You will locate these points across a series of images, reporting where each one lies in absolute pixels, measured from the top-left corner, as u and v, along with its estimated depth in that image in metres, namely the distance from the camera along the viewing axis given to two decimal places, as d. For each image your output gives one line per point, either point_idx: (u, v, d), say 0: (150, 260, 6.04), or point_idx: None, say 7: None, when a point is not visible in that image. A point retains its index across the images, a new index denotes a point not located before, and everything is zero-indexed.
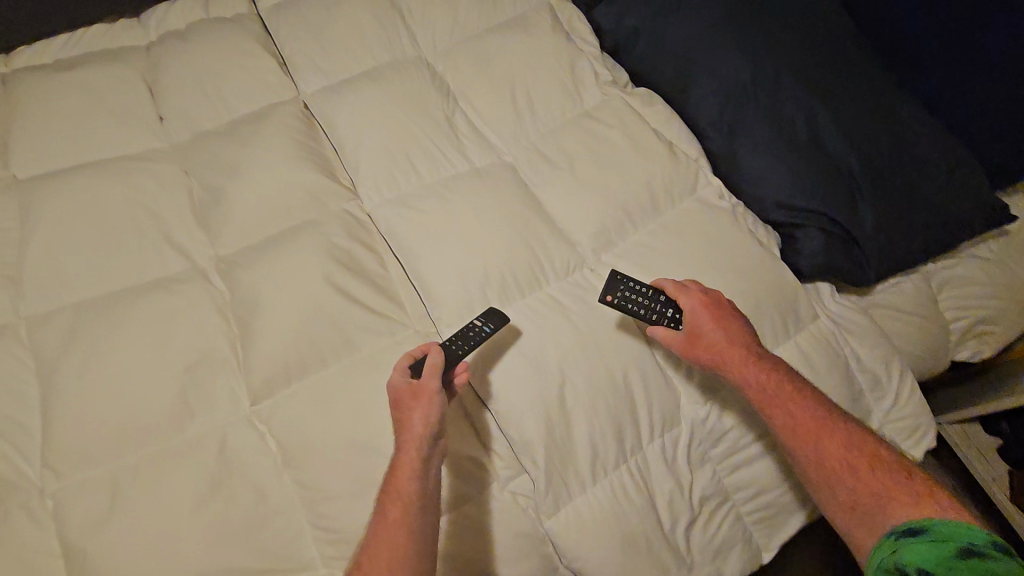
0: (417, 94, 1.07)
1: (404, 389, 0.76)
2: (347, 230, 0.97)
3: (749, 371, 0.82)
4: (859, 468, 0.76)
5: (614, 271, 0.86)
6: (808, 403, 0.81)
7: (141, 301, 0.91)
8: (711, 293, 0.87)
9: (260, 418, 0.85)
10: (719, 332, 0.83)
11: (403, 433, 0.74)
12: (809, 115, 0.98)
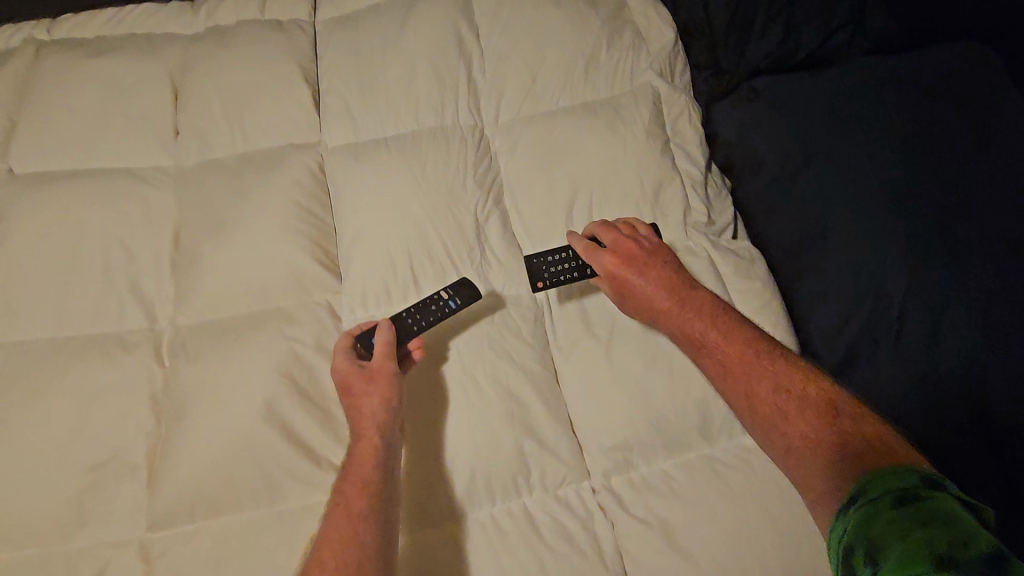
0: (452, 180, 0.85)
1: (353, 369, 0.70)
2: (319, 343, 0.79)
3: (666, 313, 0.72)
4: (795, 408, 0.60)
5: (528, 255, 0.77)
6: (731, 344, 0.67)
7: (73, 363, 0.79)
8: (626, 241, 0.76)
9: (150, 553, 0.72)
10: (636, 272, 0.73)
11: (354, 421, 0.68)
12: (976, 375, 0.67)
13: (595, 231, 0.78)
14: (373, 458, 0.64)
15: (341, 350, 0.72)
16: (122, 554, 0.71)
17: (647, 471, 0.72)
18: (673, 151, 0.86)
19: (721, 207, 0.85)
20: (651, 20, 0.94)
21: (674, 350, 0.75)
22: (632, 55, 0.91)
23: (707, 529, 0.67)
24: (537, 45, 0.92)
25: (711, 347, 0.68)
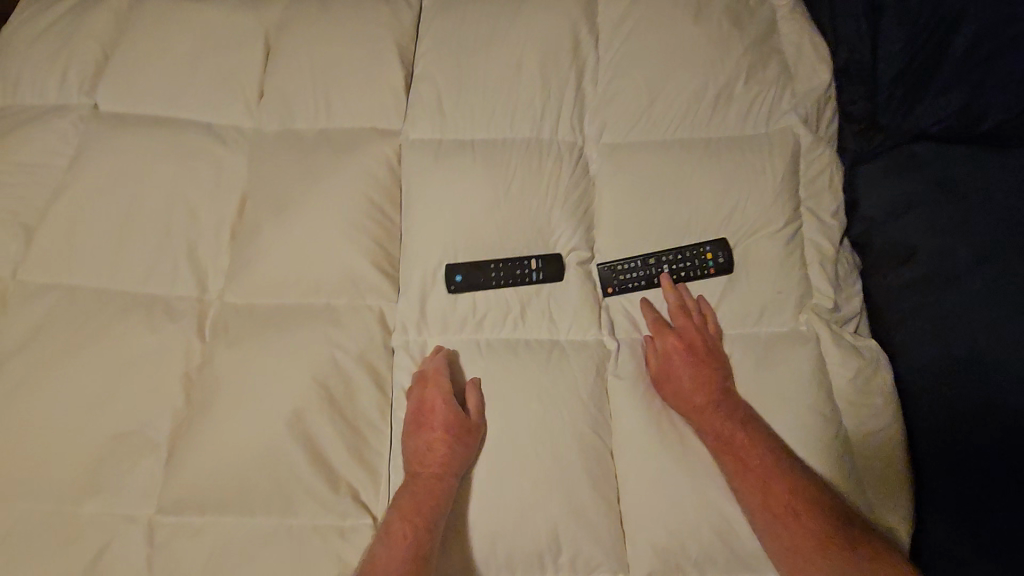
0: (538, 202, 0.76)
1: (445, 410, 0.65)
2: (361, 354, 0.73)
3: (703, 406, 0.64)
4: (818, 532, 0.55)
5: (601, 262, 0.75)
6: (764, 453, 0.61)
7: (118, 321, 0.77)
8: (680, 319, 0.70)
9: (155, 536, 0.68)
10: (687, 357, 0.67)
11: (420, 461, 0.64)
12: None
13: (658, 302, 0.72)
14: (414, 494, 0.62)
15: (434, 384, 0.67)
16: (128, 530, 0.69)
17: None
18: (802, 217, 0.73)
19: (848, 295, 0.71)
20: (801, 56, 0.80)
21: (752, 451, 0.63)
22: (771, 95, 0.78)
23: None
24: (662, 66, 0.80)
25: (742, 450, 0.61)
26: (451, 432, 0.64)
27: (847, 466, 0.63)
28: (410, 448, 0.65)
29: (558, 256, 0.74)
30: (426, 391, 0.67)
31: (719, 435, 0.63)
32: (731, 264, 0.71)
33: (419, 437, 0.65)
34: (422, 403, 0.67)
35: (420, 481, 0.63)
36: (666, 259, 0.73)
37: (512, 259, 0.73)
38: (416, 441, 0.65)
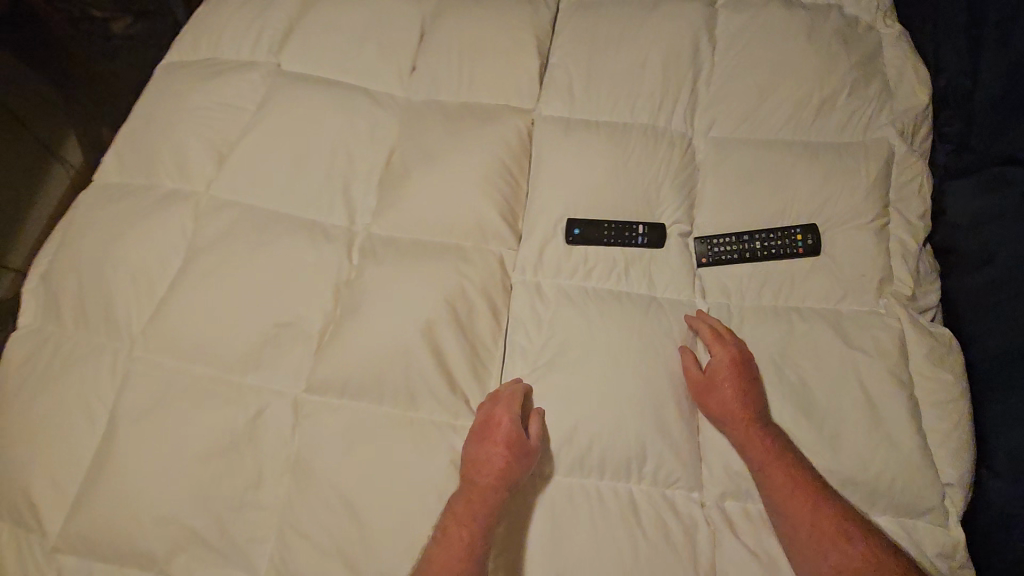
0: (649, 178, 0.88)
1: (508, 430, 0.70)
2: (484, 286, 0.86)
3: (747, 420, 0.69)
4: (851, 545, 0.62)
5: (698, 236, 0.85)
6: (800, 466, 0.67)
7: (285, 236, 0.93)
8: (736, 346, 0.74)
9: (301, 409, 0.83)
10: (734, 374, 0.72)
11: (473, 480, 0.69)
12: None
13: (716, 326, 0.77)
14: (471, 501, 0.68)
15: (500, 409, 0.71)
16: (280, 402, 0.83)
17: (766, 513, 0.70)
18: (890, 217, 0.82)
19: (926, 290, 0.79)
20: (902, 79, 0.89)
21: (827, 403, 0.70)
22: (871, 109, 0.87)
23: None
24: (771, 75, 0.91)
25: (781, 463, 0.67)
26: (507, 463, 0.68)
27: (912, 428, 0.68)
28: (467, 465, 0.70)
29: (663, 225, 0.85)
30: (494, 407, 0.72)
31: (763, 445, 0.68)
32: (819, 247, 0.81)
33: (474, 457, 0.70)
34: (483, 426, 0.71)
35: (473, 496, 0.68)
36: (759, 237, 0.82)
37: (623, 221, 0.85)
38: (473, 460, 0.70)
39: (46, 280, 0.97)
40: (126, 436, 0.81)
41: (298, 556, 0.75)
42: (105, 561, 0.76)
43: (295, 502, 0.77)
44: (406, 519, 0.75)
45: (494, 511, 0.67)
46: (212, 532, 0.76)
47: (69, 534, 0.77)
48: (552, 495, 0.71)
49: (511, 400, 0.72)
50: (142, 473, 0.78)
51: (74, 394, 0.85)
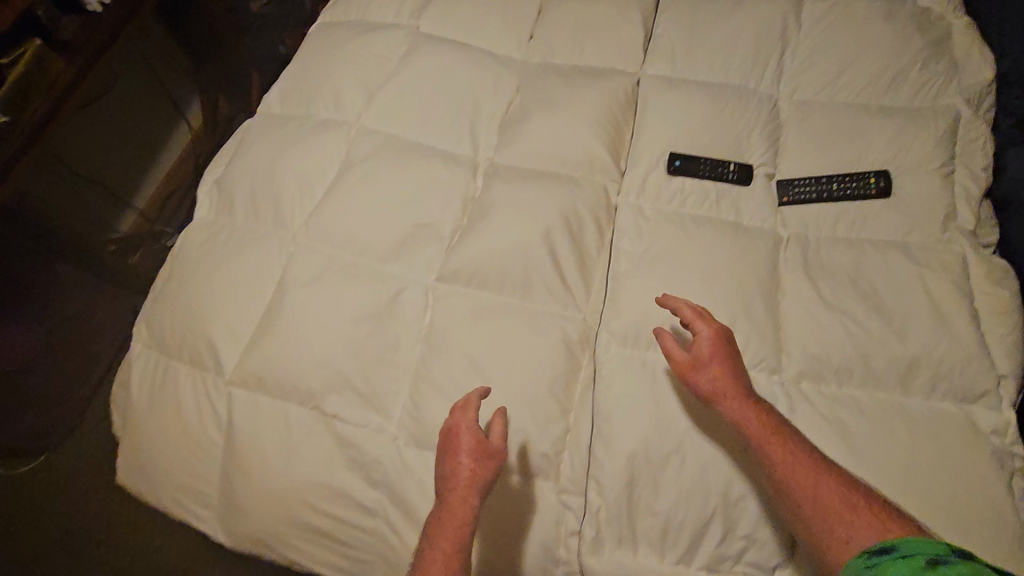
0: (740, 128, 1.02)
1: (471, 440, 0.77)
2: (593, 207, 1.02)
3: (735, 397, 0.74)
4: (856, 514, 0.64)
5: (781, 179, 0.99)
6: (788, 437, 0.71)
7: (422, 159, 1.11)
8: (714, 326, 0.78)
9: (434, 292, 0.98)
10: (717, 355, 0.76)
11: (450, 481, 0.76)
12: None
13: (698, 307, 0.81)
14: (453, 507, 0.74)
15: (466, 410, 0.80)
16: (416, 286, 0.99)
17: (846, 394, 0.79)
18: (953, 166, 0.95)
19: (985, 231, 0.91)
20: (970, 60, 1.03)
21: (896, 307, 0.82)
22: (940, 82, 1.01)
23: (883, 441, 0.75)
24: (852, 49, 1.05)
25: (774, 437, 0.71)
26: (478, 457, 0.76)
27: (972, 329, 0.79)
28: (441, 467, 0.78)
29: (751, 166, 1.00)
30: (455, 419, 0.79)
31: (752, 419, 0.72)
32: (891, 189, 0.94)
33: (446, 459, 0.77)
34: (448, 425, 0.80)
35: (452, 497, 0.75)
36: (835, 179, 0.96)
37: (716, 160, 1.00)
38: (445, 464, 0.77)
39: (221, 184, 1.16)
40: (290, 298, 0.97)
41: (430, 404, 0.90)
42: (271, 396, 0.93)
43: (428, 364, 0.92)
44: (520, 380, 0.88)
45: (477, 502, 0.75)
46: (359, 379, 0.92)
47: (242, 372, 0.94)
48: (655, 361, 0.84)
49: (470, 400, 0.81)
50: (303, 327, 0.95)
51: (247, 267, 1.03)
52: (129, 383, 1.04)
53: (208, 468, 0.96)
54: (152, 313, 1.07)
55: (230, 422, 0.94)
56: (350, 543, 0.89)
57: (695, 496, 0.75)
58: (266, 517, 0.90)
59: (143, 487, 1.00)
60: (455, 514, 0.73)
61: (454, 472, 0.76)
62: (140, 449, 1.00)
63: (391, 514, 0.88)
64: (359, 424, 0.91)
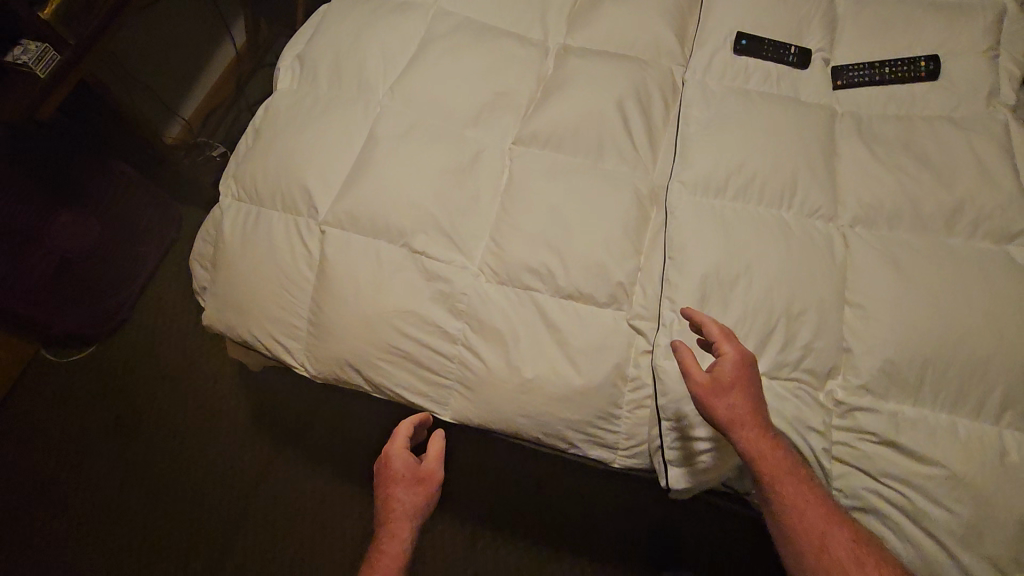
0: (800, 19, 1.10)
1: (403, 468, 0.94)
2: (660, 84, 1.09)
3: (754, 432, 0.75)
4: (859, 568, 0.70)
5: (837, 66, 1.05)
6: (797, 478, 0.75)
7: (497, 38, 1.16)
8: (739, 351, 0.77)
9: (510, 154, 1.06)
10: (741, 383, 0.76)
11: (388, 509, 0.92)
12: None
13: (723, 327, 0.79)
14: (395, 534, 0.90)
15: (396, 437, 0.95)
16: (494, 148, 1.07)
17: (898, 235, 0.88)
18: (997, 54, 1.03)
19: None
20: None
21: (942, 164, 0.91)
22: None
23: (930, 270, 0.83)
24: None
25: (785, 476, 0.75)
26: (405, 484, 0.92)
27: (1012, 182, 0.88)
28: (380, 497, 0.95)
29: (809, 50, 1.07)
30: (390, 447, 0.96)
31: (766, 456, 0.75)
32: (938, 73, 1.01)
33: (383, 489, 0.94)
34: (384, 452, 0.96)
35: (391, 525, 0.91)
36: (888, 64, 1.02)
37: (780, 43, 1.07)
38: (382, 493, 0.94)
39: (302, 59, 1.23)
40: (379, 153, 1.05)
41: (510, 244, 0.98)
42: (363, 234, 1.02)
43: (508, 212, 1.00)
44: (595, 225, 0.96)
45: (412, 525, 0.91)
46: (443, 223, 1.00)
47: (336, 212, 1.02)
48: (723, 206, 0.93)
49: (400, 429, 0.96)
50: (391, 177, 1.03)
51: (334, 127, 1.10)
52: (222, 230, 1.13)
53: (298, 302, 1.05)
54: (242, 169, 1.14)
55: (322, 257, 1.03)
56: (432, 369, 0.98)
57: (760, 311, 0.84)
58: (354, 341, 0.99)
59: (236, 322, 1.09)
60: (396, 533, 0.90)
61: (389, 502, 0.93)
62: (233, 287, 1.09)
63: (472, 339, 0.97)
64: (443, 261, 0.99)
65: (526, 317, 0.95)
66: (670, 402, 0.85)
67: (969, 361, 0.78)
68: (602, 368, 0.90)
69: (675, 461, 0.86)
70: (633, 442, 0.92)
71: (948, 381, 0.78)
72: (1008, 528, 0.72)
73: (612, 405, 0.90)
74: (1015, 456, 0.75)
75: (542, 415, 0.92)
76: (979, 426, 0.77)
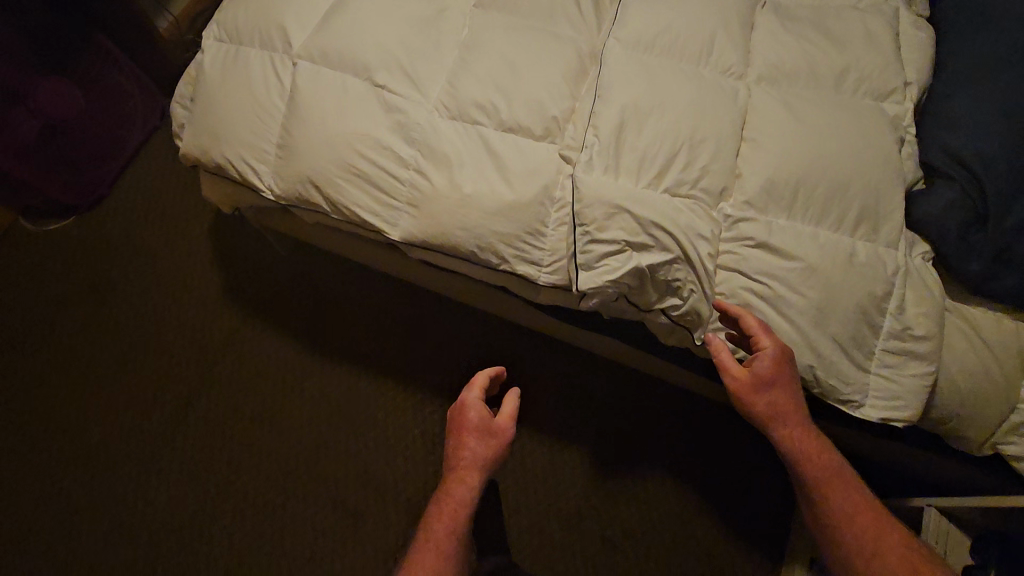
0: None
1: (478, 420, 1.02)
2: None
3: (788, 424, 0.88)
4: (892, 555, 0.83)
5: None
6: (835, 473, 0.89)
7: None
8: (778, 348, 0.86)
9: (470, 14, 1.16)
10: (775, 380, 0.87)
11: (459, 455, 1.00)
12: None
13: (765, 323, 0.88)
14: (467, 476, 0.98)
15: (471, 391, 1.05)
16: (455, 7, 1.17)
17: (795, 91, 1.01)
18: None
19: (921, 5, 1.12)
20: None
21: (840, 36, 1.04)
22: None
23: (815, 115, 0.97)
24: None
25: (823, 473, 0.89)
26: (479, 434, 1.00)
27: (893, 55, 1.02)
28: (451, 445, 1.02)
29: None
30: (464, 402, 1.04)
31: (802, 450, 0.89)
32: None
33: (456, 437, 1.02)
34: (460, 403, 1.05)
35: (461, 469, 0.98)
36: None
37: None
38: (454, 440, 1.02)
39: None
40: (350, 3, 1.16)
41: (463, 84, 1.09)
42: (332, 68, 1.13)
43: (463, 60, 1.12)
44: (538, 72, 1.08)
45: (481, 473, 0.98)
46: (404, 63, 1.11)
47: (310, 48, 1.13)
48: (651, 59, 1.05)
49: (475, 384, 1.07)
50: (360, 22, 1.13)
51: None
52: (203, 68, 1.22)
53: (270, 129, 1.15)
54: (224, 12, 1.24)
55: (293, 87, 1.14)
56: (386, 190, 1.10)
57: (668, 141, 0.97)
58: (316, 160, 1.10)
59: (211, 147, 1.19)
60: (465, 479, 0.97)
61: (461, 449, 1.00)
62: (210, 116, 1.19)
63: (422, 164, 1.08)
64: (402, 95, 1.10)
65: (471, 147, 1.07)
66: (585, 208, 0.95)
67: (834, 185, 0.92)
68: (533, 187, 1.03)
69: (586, 265, 0.95)
70: (555, 257, 1.04)
71: (815, 200, 0.92)
72: (847, 309, 0.87)
73: (540, 222, 1.03)
74: (861, 258, 0.90)
75: (479, 228, 1.04)
76: (837, 236, 0.91)
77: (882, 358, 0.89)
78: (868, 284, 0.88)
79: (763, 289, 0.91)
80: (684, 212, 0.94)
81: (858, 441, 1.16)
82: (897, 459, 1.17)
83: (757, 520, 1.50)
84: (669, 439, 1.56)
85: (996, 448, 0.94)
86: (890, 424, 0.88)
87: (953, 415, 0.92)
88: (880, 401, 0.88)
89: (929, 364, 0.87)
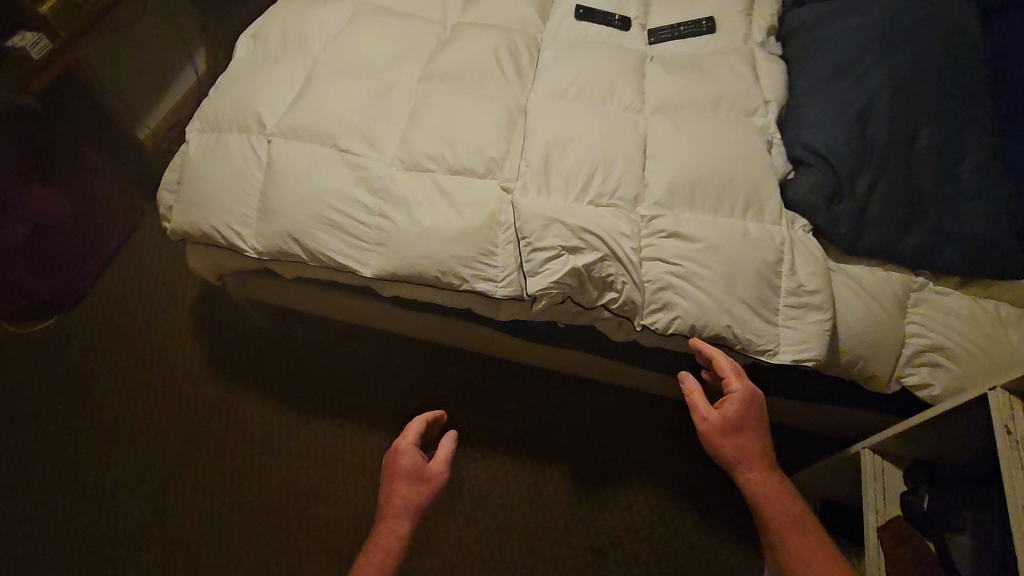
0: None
1: (408, 465, 1.03)
2: (527, 40, 1.46)
3: (753, 469, 0.99)
4: None
5: (653, 30, 1.44)
6: (797, 522, 0.96)
7: (406, 14, 1.53)
8: (746, 390, 1.02)
9: (415, 89, 1.40)
10: (742, 421, 1.01)
11: (389, 503, 1.00)
12: (870, 103, 1.18)
13: (739, 369, 1.04)
14: (394, 521, 0.98)
15: (405, 435, 1.09)
16: (403, 85, 1.41)
17: (681, 116, 1.25)
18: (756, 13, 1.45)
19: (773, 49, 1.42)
20: None
21: (712, 73, 1.31)
22: None
23: (699, 132, 1.21)
24: None
25: (787, 522, 0.96)
26: (410, 479, 1.01)
27: (754, 84, 1.29)
28: (383, 492, 1.03)
29: (630, 18, 1.47)
30: (396, 448, 1.06)
31: (765, 494, 0.98)
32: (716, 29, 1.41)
33: (387, 483, 1.03)
34: (393, 448, 1.07)
35: (388, 514, 0.99)
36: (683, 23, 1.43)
37: (608, 13, 1.47)
38: (386, 486, 1.03)
39: (255, 36, 1.57)
40: (314, 89, 1.38)
41: (413, 141, 1.30)
42: (301, 141, 1.33)
43: (412, 123, 1.34)
44: (476, 125, 1.31)
45: (409, 522, 0.98)
46: (362, 130, 1.33)
47: (282, 127, 1.34)
48: (566, 105, 1.29)
49: (409, 430, 1.10)
50: (323, 103, 1.35)
51: (281, 76, 1.43)
52: (188, 153, 1.41)
53: (250, 195, 1.33)
54: (206, 108, 1.45)
55: (269, 158, 1.33)
56: (353, 232, 1.26)
57: (586, 164, 1.18)
58: (291, 216, 1.27)
59: (196, 216, 1.35)
60: (395, 524, 0.98)
61: (390, 496, 1.01)
62: (195, 191, 1.36)
63: (384, 208, 1.26)
64: (363, 156, 1.31)
65: (425, 189, 1.26)
66: (524, 223, 1.13)
67: (721, 181, 1.14)
68: (480, 214, 1.21)
69: (531, 270, 1.11)
70: (507, 272, 1.20)
71: (709, 195, 1.13)
72: (749, 274, 1.06)
73: (490, 243, 1.21)
74: (753, 235, 1.10)
75: (438, 253, 1.21)
76: (731, 221, 1.11)
77: (788, 313, 1.07)
78: (763, 254, 1.07)
79: (683, 269, 1.08)
80: (606, 217, 1.13)
81: (797, 407, 1.29)
82: (834, 420, 1.31)
83: (734, 509, 1.58)
84: (642, 444, 1.66)
85: (900, 380, 1.09)
86: (804, 365, 1.03)
87: (859, 356, 1.07)
88: (793, 348, 1.04)
89: (825, 311, 1.05)
